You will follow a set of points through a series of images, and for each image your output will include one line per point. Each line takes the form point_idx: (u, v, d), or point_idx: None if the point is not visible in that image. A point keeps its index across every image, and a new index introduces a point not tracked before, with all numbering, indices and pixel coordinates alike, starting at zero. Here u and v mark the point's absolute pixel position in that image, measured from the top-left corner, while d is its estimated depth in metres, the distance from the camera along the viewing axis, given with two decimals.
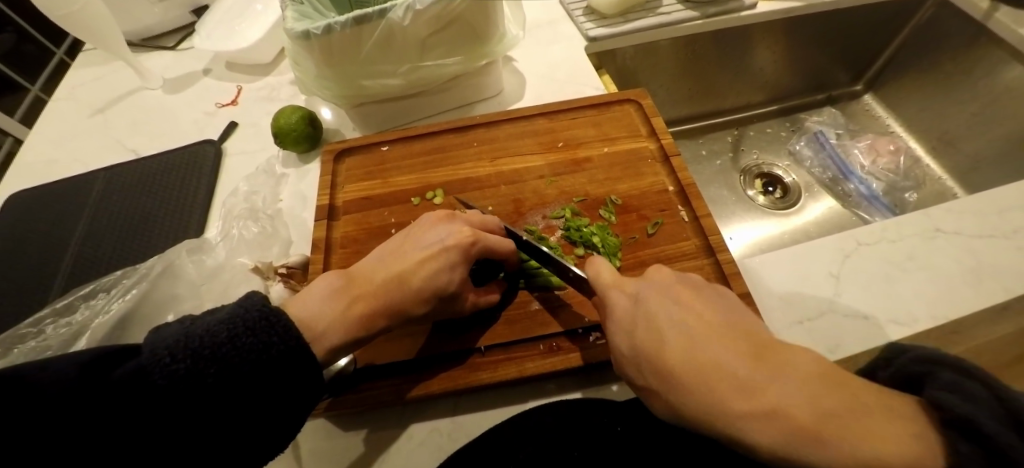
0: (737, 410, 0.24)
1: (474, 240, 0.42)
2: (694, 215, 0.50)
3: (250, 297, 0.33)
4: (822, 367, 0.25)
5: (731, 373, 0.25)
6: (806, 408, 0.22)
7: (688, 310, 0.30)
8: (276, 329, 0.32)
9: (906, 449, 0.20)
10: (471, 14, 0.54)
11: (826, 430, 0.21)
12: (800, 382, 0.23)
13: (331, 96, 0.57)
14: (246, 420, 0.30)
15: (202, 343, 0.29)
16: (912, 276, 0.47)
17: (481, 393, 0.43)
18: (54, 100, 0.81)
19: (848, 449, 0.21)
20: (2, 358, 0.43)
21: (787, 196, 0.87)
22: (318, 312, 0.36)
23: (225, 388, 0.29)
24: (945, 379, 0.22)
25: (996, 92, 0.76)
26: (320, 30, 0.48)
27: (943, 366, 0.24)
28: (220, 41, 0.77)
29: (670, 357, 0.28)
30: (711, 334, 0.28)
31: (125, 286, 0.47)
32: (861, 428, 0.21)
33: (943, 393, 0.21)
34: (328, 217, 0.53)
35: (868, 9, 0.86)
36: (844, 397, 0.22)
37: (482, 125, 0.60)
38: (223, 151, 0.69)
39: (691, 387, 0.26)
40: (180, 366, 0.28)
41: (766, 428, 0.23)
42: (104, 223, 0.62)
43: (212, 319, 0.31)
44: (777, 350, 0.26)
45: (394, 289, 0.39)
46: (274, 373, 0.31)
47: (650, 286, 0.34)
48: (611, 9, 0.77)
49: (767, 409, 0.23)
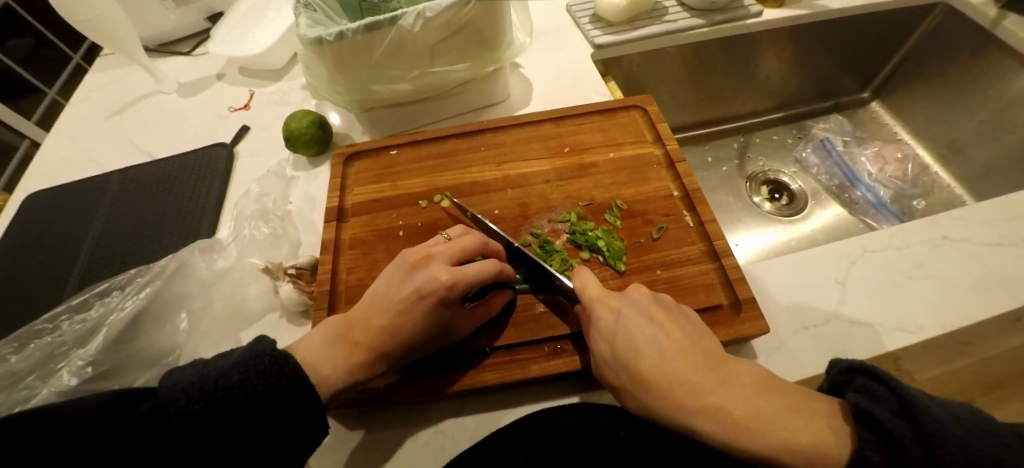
0: (697, 414, 0.27)
1: (451, 285, 0.40)
2: (699, 220, 0.50)
3: (261, 340, 0.35)
4: (773, 381, 0.28)
5: (688, 381, 0.29)
6: (745, 408, 0.26)
7: (662, 329, 0.33)
8: (286, 370, 0.33)
9: (822, 439, 0.24)
10: (479, 21, 0.55)
11: (761, 427, 0.25)
12: (744, 389, 0.27)
13: (342, 101, 0.58)
14: (265, 440, 0.32)
15: (216, 385, 0.31)
16: (918, 284, 0.47)
17: (487, 394, 0.43)
18: (72, 103, 0.83)
19: (778, 440, 0.24)
20: (19, 353, 0.44)
21: (793, 203, 0.86)
22: (320, 356, 0.38)
23: (239, 424, 0.31)
24: (859, 383, 0.26)
25: (1005, 102, 0.75)
26: (332, 36, 0.49)
27: (860, 373, 0.27)
28: (234, 46, 0.79)
29: (641, 364, 0.31)
30: (674, 341, 0.32)
31: (140, 283, 0.48)
32: (789, 421, 0.25)
33: (857, 396, 0.25)
34: (337, 218, 0.54)
35: (875, 16, 0.86)
36: (788, 403, 0.26)
37: (490, 130, 0.61)
38: (234, 154, 0.70)
39: (656, 390, 0.29)
40: (196, 407, 0.29)
41: (709, 422, 0.26)
42: (119, 223, 0.63)
43: (225, 362, 0.33)
44: (729, 364, 0.30)
45: (384, 335, 0.38)
46: (284, 411, 0.32)
47: (629, 304, 0.35)
48: (618, 16, 0.78)
49: (711, 409, 0.27)
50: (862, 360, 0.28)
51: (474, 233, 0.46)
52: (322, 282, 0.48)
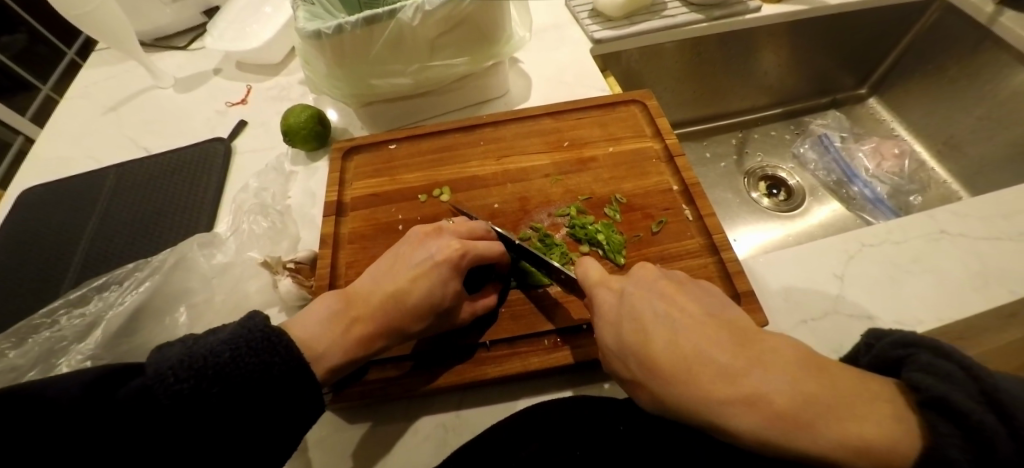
0: (731, 406, 0.25)
1: (464, 253, 0.42)
2: (698, 214, 0.51)
3: (252, 317, 0.35)
4: (810, 357, 0.26)
5: (718, 366, 0.26)
6: (788, 396, 0.24)
7: (673, 307, 0.32)
8: (279, 348, 0.33)
9: (881, 430, 0.22)
10: (479, 15, 0.54)
11: (809, 418, 0.23)
12: (781, 371, 0.25)
13: (341, 95, 0.58)
14: (252, 424, 0.32)
15: (205, 363, 0.30)
16: (916, 279, 0.47)
17: (488, 388, 0.44)
18: (67, 98, 0.82)
19: (831, 433, 0.22)
20: (17, 348, 0.43)
21: (791, 199, 0.87)
22: (318, 334, 0.37)
23: (229, 403, 0.31)
24: (923, 362, 0.25)
25: (1002, 98, 0.76)
26: (331, 30, 0.49)
27: (920, 348, 0.26)
28: (231, 41, 0.79)
29: (657, 351, 0.30)
30: (691, 322, 0.30)
31: (138, 278, 0.48)
32: (839, 411, 0.23)
33: (920, 375, 0.24)
34: (336, 213, 0.53)
35: (873, 12, 0.86)
36: (835, 389, 0.24)
37: (489, 125, 0.61)
38: (232, 149, 0.70)
39: (682, 379, 0.27)
40: (184, 386, 0.29)
41: (749, 413, 0.24)
42: (116, 219, 0.63)
43: (215, 338, 0.32)
44: (757, 340, 0.28)
45: (388, 312, 0.39)
46: (276, 390, 0.32)
47: (634, 284, 0.35)
48: (618, 12, 0.78)
49: (748, 399, 0.25)
50: (921, 335, 0.27)
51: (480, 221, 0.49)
52: (322, 277, 0.48)
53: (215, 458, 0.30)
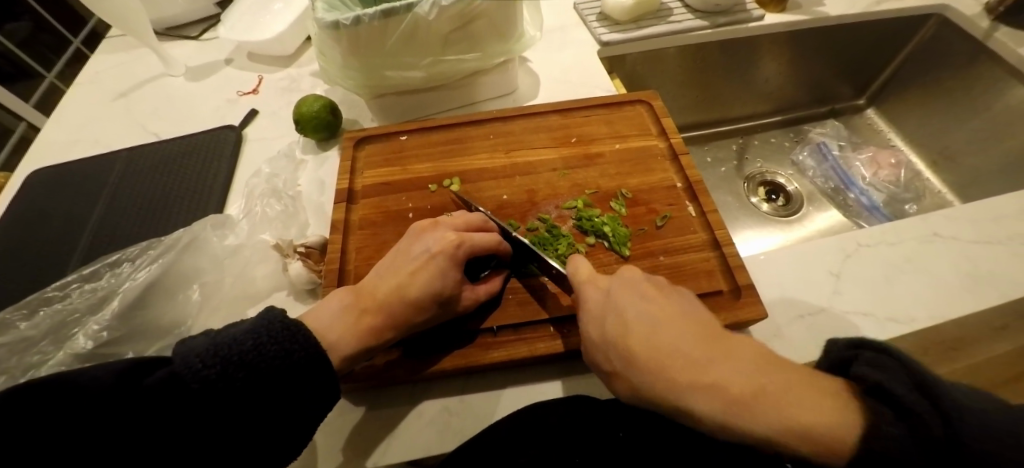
0: (694, 392, 0.27)
1: (460, 244, 0.43)
2: (701, 211, 0.52)
3: (270, 310, 0.35)
4: (774, 358, 0.28)
5: (684, 359, 0.28)
6: (745, 385, 0.26)
7: (651, 302, 0.33)
8: (298, 337, 0.34)
9: (825, 420, 0.24)
10: (493, 12, 0.56)
11: (760, 405, 0.25)
12: (747, 364, 0.27)
13: (355, 86, 0.59)
14: (271, 413, 0.32)
15: (230, 351, 0.31)
16: (910, 279, 0.48)
17: (491, 373, 0.45)
18: (77, 84, 0.83)
19: (781, 419, 0.24)
20: (29, 319, 0.44)
21: (790, 204, 0.89)
22: (329, 324, 0.38)
23: (253, 390, 0.31)
24: (868, 357, 0.27)
25: (997, 111, 0.78)
26: (348, 21, 0.50)
27: (865, 348, 0.28)
28: (244, 32, 0.80)
29: (632, 340, 0.31)
30: (666, 315, 0.32)
31: (152, 256, 0.48)
32: (788, 398, 0.25)
33: (868, 369, 0.26)
34: (347, 200, 0.54)
35: (873, 24, 0.88)
36: (793, 381, 0.26)
37: (499, 119, 0.62)
38: (243, 137, 0.71)
39: (656, 368, 0.29)
40: (212, 371, 0.30)
41: (713, 402, 0.26)
42: (123, 202, 0.64)
43: (236, 330, 0.33)
44: (726, 337, 0.30)
45: (395, 300, 0.40)
46: (296, 378, 0.33)
47: (618, 281, 0.36)
48: (625, 15, 0.80)
49: (712, 386, 0.26)
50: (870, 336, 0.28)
51: (478, 212, 0.50)
52: (331, 262, 0.49)
53: (234, 442, 0.30)
